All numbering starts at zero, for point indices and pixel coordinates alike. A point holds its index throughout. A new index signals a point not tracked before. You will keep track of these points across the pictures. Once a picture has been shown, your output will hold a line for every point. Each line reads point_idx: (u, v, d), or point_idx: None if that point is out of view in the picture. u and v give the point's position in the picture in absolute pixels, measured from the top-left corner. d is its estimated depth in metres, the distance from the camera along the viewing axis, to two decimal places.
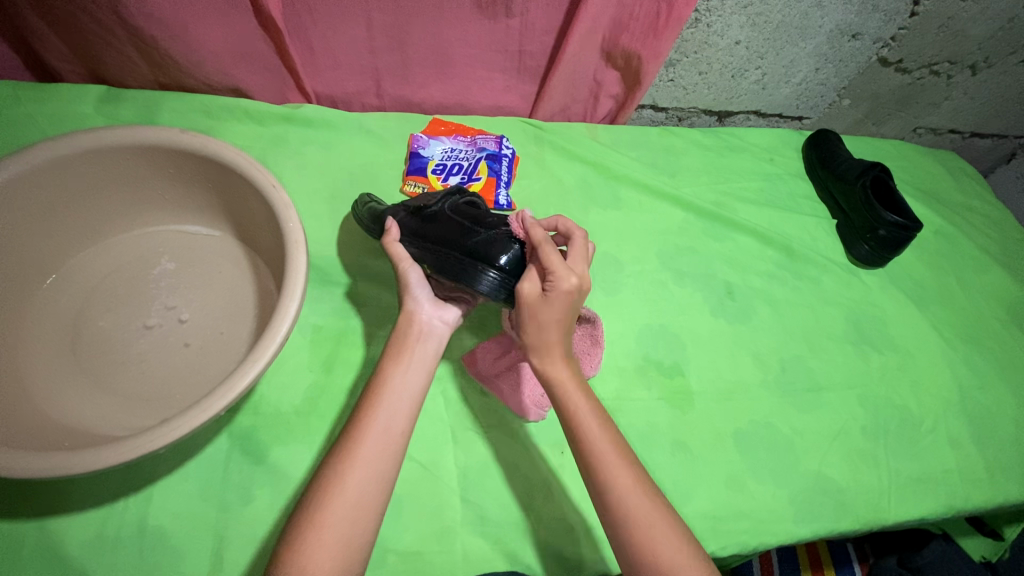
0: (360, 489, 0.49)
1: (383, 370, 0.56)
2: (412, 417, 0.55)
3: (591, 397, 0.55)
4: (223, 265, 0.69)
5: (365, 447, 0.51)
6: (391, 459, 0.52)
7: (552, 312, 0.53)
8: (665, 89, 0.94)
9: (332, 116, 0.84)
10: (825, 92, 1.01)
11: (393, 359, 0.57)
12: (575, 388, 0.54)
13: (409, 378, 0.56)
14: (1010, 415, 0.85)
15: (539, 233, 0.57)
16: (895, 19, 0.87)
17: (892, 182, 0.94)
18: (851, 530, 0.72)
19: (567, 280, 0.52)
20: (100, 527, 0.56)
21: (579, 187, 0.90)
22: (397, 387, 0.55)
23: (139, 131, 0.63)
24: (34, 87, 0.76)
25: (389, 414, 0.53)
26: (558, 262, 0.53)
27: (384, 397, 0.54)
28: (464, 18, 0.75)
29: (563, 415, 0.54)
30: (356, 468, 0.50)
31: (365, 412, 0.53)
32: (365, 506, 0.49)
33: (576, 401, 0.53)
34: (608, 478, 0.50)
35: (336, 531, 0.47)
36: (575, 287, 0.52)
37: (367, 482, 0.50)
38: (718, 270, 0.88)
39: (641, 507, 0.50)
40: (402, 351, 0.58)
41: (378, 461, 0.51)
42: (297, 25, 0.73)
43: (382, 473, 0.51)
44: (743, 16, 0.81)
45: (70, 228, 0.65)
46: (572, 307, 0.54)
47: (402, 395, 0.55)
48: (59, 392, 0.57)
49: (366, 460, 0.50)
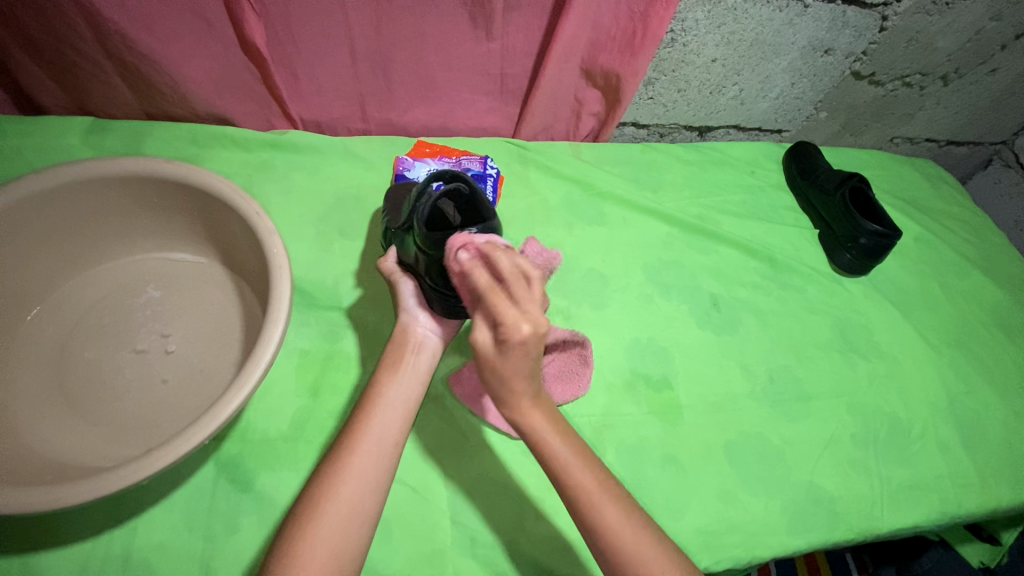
0: (352, 501, 0.50)
1: (377, 383, 0.58)
2: (405, 427, 0.56)
3: (565, 432, 0.52)
4: (209, 290, 0.70)
5: (358, 457, 0.52)
6: (383, 469, 0.53)
7: (510, 369, 0.47)
8: (645, 107, 0.96)
9: (318, 141, 0.86)
10: (802, 106, 1.04)
11: (387, 371, 0.59)
12: (553, 437, 0.51)
13: (403, 390, 0.58)
14: (997, 418, 0.86)
15: (486, 277, 0.47)
16: (865, 34, 0.89)
17: (870, 191, 0.96)
18: (845, 540, 0.72)
19: (520, 330, 0.44)
20: (84, 562, 0.56)
21: (564, 205, 0.91)
22: (388, 398, 0.56)
23: (123, 162, 0.64)
24: (20, 121, 0.77)
25: (382, 423, 0.55)
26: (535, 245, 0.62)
27: (376, 409, 0.55)
28: (444, 43, 0.77)
29: (538, 458, 0.52)
30: (347, 481, 0.51)
31: (358, 421, 0.55)
32: (357, 517, 0.50)
33: (549, 443, 0.51)
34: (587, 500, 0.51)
35: (327, 543, 0.48)
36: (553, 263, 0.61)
37: (358, 494, 0.51)
38: (704, 282, 0.89)
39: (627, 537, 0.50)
40: (398, 362, 0.59)
41: (370, 470, 0.52)
42: (282, 54, 0.74)
43: (373, 484, 0.52)
44: (717, 34, 0.84)
45: (56, 261, 0.65)
46: (532, 356, 0.46)
47: (395, 406, 0.56)
48: (43, 424, 0.57)
49: (357, 472, 0.51)
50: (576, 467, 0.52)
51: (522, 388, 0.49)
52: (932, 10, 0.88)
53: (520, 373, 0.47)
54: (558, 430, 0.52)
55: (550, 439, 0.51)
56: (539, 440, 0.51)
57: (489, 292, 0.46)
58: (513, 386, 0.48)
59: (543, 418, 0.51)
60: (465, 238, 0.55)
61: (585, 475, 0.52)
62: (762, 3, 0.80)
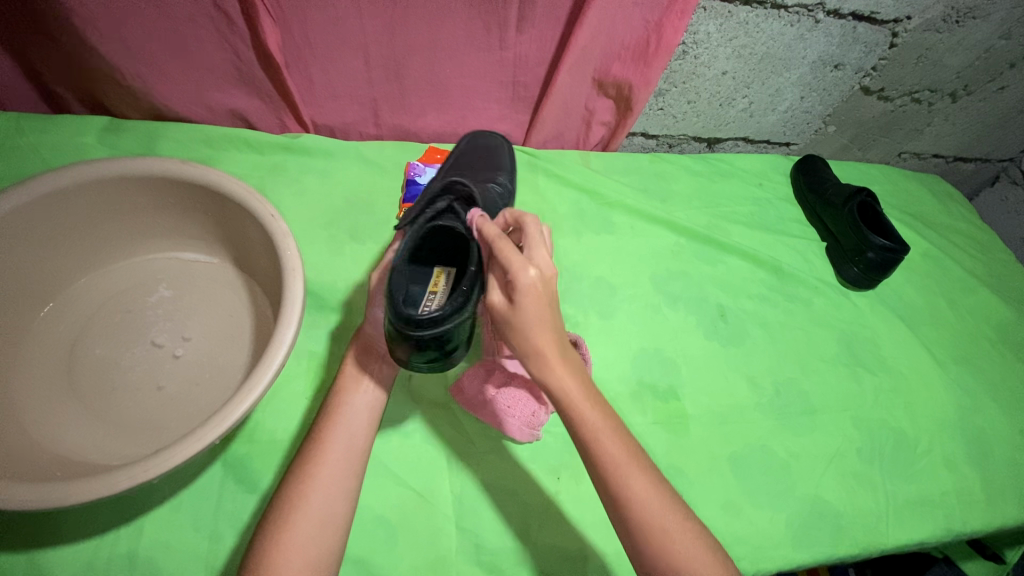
0: (325, 508, 0.51)
1: (340, 396, 0.59)
2: (368, 439, 0.58)
3: (599, 401, 0.48)
4: (220, 290, 0.70)
5: (328, 468, 0.53)
6: (354, 478, 0.54)
7: (525, 324, 0.45)
8: (654, 118, 0.96)
9: (331, 145, 0.87)
10: (811, 120, 1.04)
11: (348, 383, 0.60)
12: (579, 395, 0.46)
13: (365, 401, 0.59)
14: (1005, 436, 0.85)
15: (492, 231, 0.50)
16: (875, 50, 0.90)
17: (878, 207, 0.96)
18: (851, 555, 0.71)
19: (526, 274, 0.45)
20: (91, 558, 0.56)
21: (573, 214, 0.91)
22: (350, 414, 0.58)
23: (140, 162, 0.64)
24: (38, 119, 0.77)
25: (349, 431, 0.57)
26: (515, 257, 0.46)
27: (340, 420, 0.57)
28: (459, 52, 0.77)
29: (571, 428, 0.47)
30: (319, 490, 0.52)
31: (325, 430, 0.56)
32: (331, 526, 0.51)
33: (578, 406, 0.46)
34: (617, 473, 0.47)
35: (302, 549, 0.48)
36: (535, 279, 0.45)
37: (329, 503, 0.51)
38: (711, 293, 0.89)
39: (649, 497, 0.48)
40: (359, 374, 0.61)
41: (340, 481, 0.53)
42: (298, 59, 0.75)
43: (345, 491, 0.53)
44: (729, 48, 0.84)
45: (70, 259, 0.66)
46: (547, 301, 0.46)
47: (359, 418, 0.58)
48: (53, 420, 0.57)
49: (328, 481, 0.52)
50: (607, 435, 0.47)
51: (544, 340, 0.46)
52: (942, 28, 0.89)
53: (538, 324, 0.45)
54: (588, 394, 0.47)
55: (578, 400, 0.46)
56: (563, 399, 0.46)
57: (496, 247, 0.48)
58: (534, 343, 0.45)
59: (567, 373, 0.46)
60: (432, 318, 0.48)
61: (615, 445, 0.47)
62: (774, 17, 0.80)
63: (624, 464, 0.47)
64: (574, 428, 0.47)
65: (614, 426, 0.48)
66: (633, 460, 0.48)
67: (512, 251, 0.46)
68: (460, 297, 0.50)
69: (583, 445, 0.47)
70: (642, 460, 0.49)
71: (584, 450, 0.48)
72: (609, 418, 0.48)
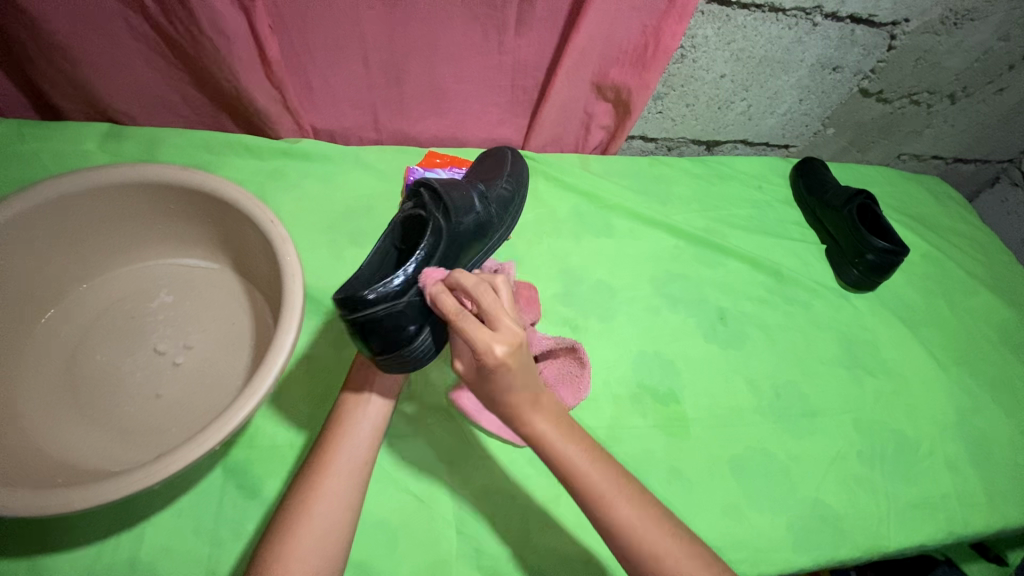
0: (328, 518, 0.51)
1: (343, 408, 0.60)
2: (371, 450, 0.58)
3: (580, 440, 0.48)
4: (221, 295, 0.70)
5: (332, 478, 0.53)
6: (357, 488, 0.54)
7: (502, 387, 0.45)
8: (653, 121, 0.97)
9: (330, 150, 0.87)
10: (810, 122, 1.04)
11: (352, 394, 0.61)
12: (557, 436, 0.47)
13: (370, 412, 0.60)
14: (1006, 438, 0.85)
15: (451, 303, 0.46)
16: (873, 52, 0.90)
17: (878, 209, 0.97)
18: (852, 558, 0.71)
19: (491, 355, 0.43)
20: (92, 563, 0.56)
21: (572, 217, 0.91)
22: (354, 424, 0.58)
23: (142, 170, 0.65)
24: (39, 126, 0.78)
25: (353, 442, 0.57)
26: (477, 338, 0.43)
27: (344, 431, 0.57)
28: (458, 56, 0.78)
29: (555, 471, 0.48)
30: (323, 500, 0.52)
31: (329, 441, 0.56)
32: (333, 536, 0.51)
33: (556, 447, 0.47)
34: (602, 501, 0.48)
35: (305, 559, 0.48)
36: (505, 357, 0.43)
37: (332, 514, 0.52)
38: (710, 296, 0.89)
39: (636, 522, 0.47)
40: (362, 381, 0.61)
41: (343, 491, 0.53)
42: (297, 65, 0.75)
43: (348, 501, 0.53)
44: (727, 51, 0.84)
45: (71, 265, 0.66)
46: (521, 366, 0.45)
47: (363, 428, 0.58)
48: (54, 426, 0.58)
49: (332, 492, 0.53)
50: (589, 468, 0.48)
51: (521, 396, 0.46)
52: (940, 30, 0.89)
53: (513, 387, 0.45)
54: (565, 433, 0.48)
55: (557, 440, 0.47)
56: (543, 445, 0.47)
57: (456, 322, 0.45)
58: (513, 400, 0.46)
59: (545, 420, 0.47)
60: (374, 293, 0.47)
61: (598, 474, 0.48)
62: (772, 20, 0.80)
63: (610, 492, 0.48)
64: (556, 469, 0.48)
65: (595, 459, 0.48)
66: (618, 486, 0.48)
67: (474, 328, 0.44)
68: (409, 277, 0.51)
69: (566, 482, 0.48)
70: (629, 486, 0.49)
71: (569, 486, 0.48)
72: (590, 455, 0.48)
